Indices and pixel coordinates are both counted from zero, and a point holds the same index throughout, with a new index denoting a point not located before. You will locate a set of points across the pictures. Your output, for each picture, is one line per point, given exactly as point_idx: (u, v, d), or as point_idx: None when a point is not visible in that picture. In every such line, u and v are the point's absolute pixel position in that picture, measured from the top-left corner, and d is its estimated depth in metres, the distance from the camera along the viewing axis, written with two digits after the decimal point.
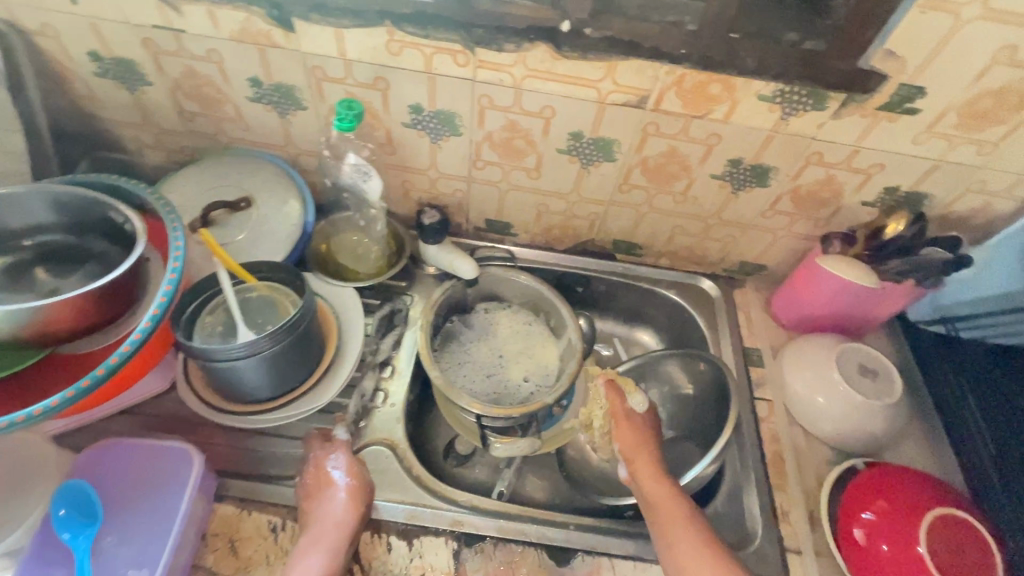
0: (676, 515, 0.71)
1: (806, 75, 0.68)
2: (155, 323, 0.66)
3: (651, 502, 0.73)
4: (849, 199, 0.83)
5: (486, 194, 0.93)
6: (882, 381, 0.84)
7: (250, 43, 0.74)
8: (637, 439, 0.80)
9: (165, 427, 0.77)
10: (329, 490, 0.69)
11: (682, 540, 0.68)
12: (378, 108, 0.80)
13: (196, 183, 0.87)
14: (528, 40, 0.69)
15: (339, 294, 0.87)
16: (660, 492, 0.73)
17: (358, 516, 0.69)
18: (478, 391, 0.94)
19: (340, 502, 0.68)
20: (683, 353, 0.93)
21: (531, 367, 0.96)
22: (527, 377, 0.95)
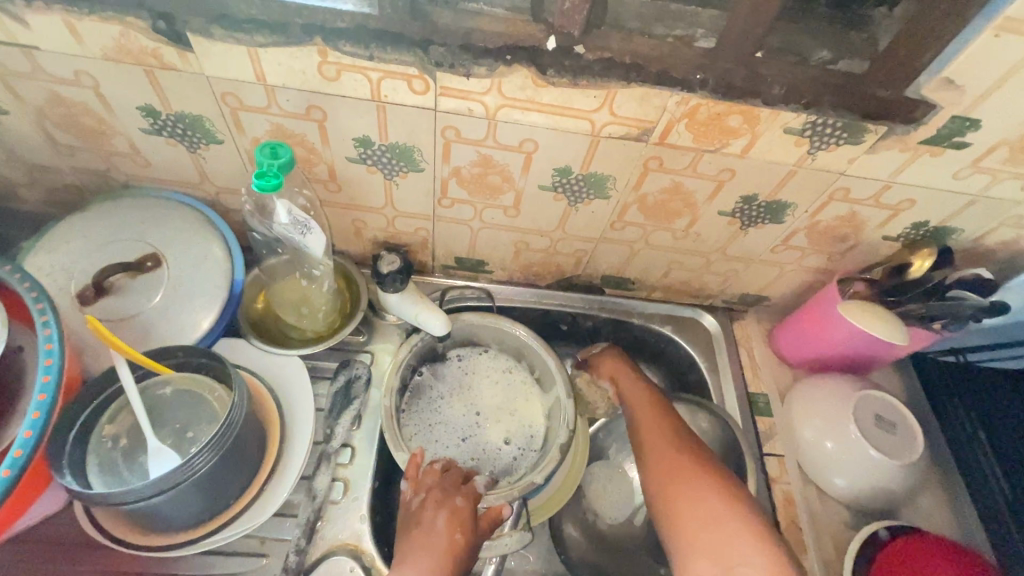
0: (647, 408, 0.75)
1: (843, 105, 0.56)
2: (16, 470, 0.48)
3: (641, 427, 0.73)
4: (871, 234, 0.73)
5: (455, 232, 0.78)
6: (901, 435, 0.76)
7: (132, 63, 0.55)
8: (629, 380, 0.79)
9: (67, 556, 0.62)
10: (436, 515, 0.65)
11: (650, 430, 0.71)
12: (314, 141, 0.63)
13: (84, 236, 0.68)
14: (503, 62, 0.54)
15: (282, 366, 0.73)
16: (640, 398, 0.77)
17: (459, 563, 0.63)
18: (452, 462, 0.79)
19: (445, 538, 0.64)
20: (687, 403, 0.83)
21: (515, 428, 0.81)
22: (509, 439, 0.81)
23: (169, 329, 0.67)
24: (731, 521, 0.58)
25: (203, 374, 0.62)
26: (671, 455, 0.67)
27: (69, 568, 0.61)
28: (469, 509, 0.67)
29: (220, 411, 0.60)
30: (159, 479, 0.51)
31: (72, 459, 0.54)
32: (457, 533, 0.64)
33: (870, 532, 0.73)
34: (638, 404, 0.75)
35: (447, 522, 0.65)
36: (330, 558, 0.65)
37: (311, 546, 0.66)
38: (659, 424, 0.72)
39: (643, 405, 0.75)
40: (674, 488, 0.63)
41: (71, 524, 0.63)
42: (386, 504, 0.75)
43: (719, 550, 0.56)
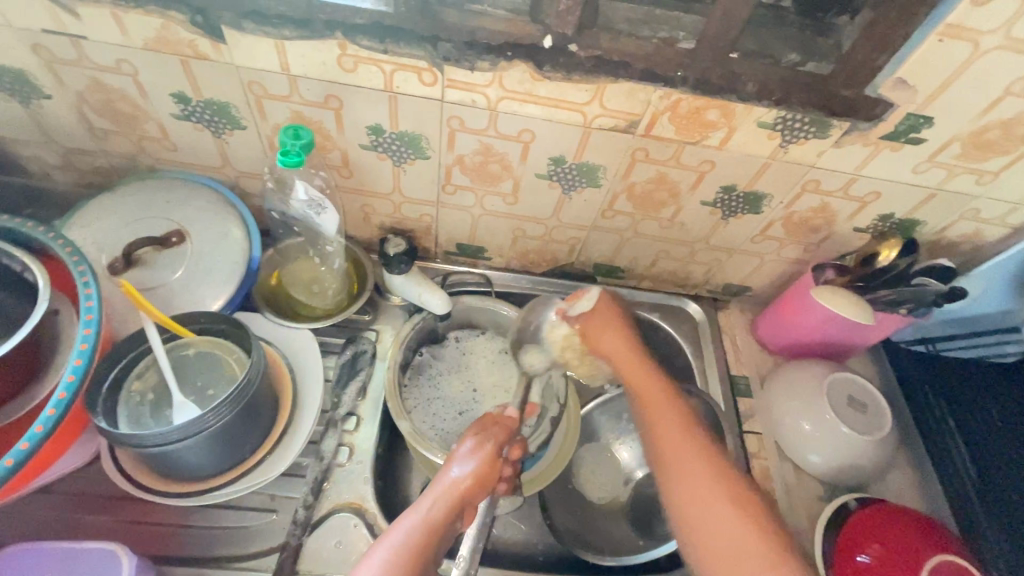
0: (656, 395, 0.72)
1: (810, 102, 0.62)
2: (60, 410, 0.54)
3: (644, 401, 0.72)
4: (842, 225, 0.79)
5: (457, 218, 0.84)
6: (871, 413, 0.81)
7: (169, 53, 0.61)
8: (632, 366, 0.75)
9: (91, 508, 0.66)
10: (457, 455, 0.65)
11: (672, 433, 0.68)
12: (330, 129, 0.69)
13: (115, 213, 0.74)
14: (504, 58, 0.60)
15: (293, 338, 0.78)
16: (638, 373, 0.75)
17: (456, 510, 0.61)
18: (449, 432, 0.83)
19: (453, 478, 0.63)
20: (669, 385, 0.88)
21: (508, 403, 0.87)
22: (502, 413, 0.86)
23: (191, 299, 0.72)
24: (739, 516, 0.61)
25: (223, 338, 0.67)
26: (680, 445, 0.67)
27: (92, 517, 0.66)
28: (489, 454, 0.65)
29: (239, 371, 0.65)
30: (185, 426, 0.56)
31: (106, 407, 0.60)
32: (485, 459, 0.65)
33: (841, 503, 0.77)
34: (639, 381, 0.74)
35: (466, 460, 0.64)
36: (335, 516, 0.70)
37: (318, 503, 0.70)
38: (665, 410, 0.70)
39: (647, 380, 0.73)
40: (681, 470, 0.65)
41: (97, 477, 0.68)
42: (387, 470, 0.79)
43: (722, 543, 0.60)
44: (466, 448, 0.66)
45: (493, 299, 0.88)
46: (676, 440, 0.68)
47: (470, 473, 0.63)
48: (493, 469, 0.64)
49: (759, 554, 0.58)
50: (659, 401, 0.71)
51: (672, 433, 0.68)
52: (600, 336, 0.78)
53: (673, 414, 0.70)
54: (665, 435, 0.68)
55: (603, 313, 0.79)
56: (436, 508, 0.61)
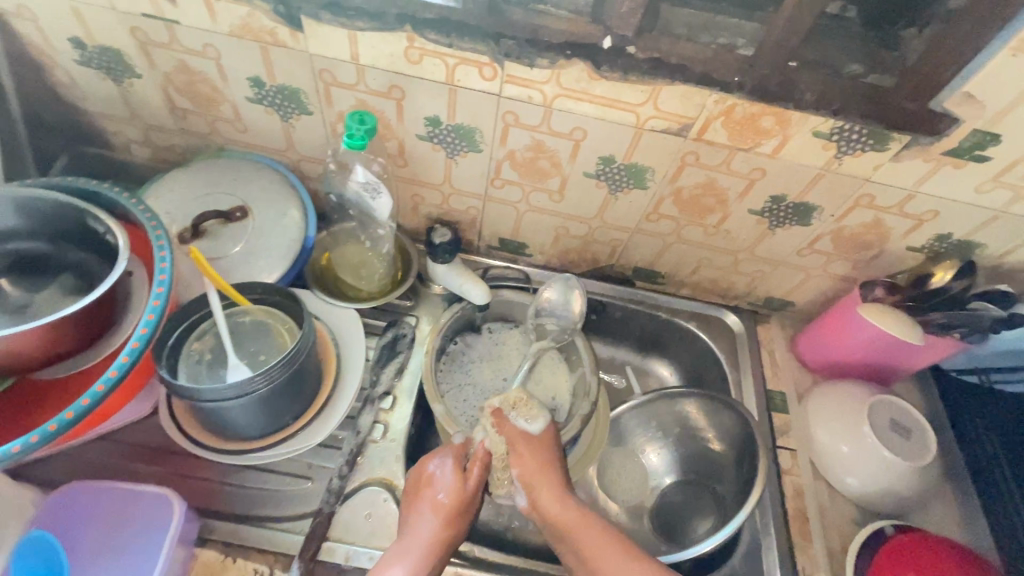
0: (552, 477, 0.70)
1: (869, 113, 0.61)
2: (133, 358, 0.59)
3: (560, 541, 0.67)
4: (895, 243, 0.77)
5: (502, 213, 0.86)
6: (914, 440, 0.78)
7: (251, 40, 0.66)
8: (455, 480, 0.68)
9: (144, 458, 0.71)
10: (420, 504, 0.66)
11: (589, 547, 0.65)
12: (390, 118, 0.73)
13: (186, 187, 0.79)
14: (564, 56, 0.62)
15: (339, 316, 0.81)
16: (565, 516, 0.67)
17: (449, 538, 0.65)
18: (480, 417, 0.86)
19: (429, 519, 0.65)
20: (703, 395, 0.87)
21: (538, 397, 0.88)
22: None
23: (248, 272, 0.76)
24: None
25: (276, 309, 0.71)
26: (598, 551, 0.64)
27: (145, 466, 0.70)
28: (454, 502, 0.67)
29: (288, 342, 0.69)
30: (240, 384, 0.60)
31: (169, 362, 0.64)
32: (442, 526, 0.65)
33: (876, 528, 0.75)
34: (534, 478, 0.70)
35: (437, 507, 0.66)
36: (368, 489, 0.73)
37: (351, 475, 0.73)
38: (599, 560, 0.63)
39: (541, 469, 0.70)
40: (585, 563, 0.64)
41: (151, 430, 0.73)
42: (417, 452, 0.81)
43: None
44: (440, 494, 0.67)
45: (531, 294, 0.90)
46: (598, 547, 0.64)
47: (443, 521, 0.65)
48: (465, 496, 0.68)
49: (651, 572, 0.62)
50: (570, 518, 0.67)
51: (593, 538, 0.65)
52: (536, 481, 0.70)
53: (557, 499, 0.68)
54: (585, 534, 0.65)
55: (524, 450, 0.71)
56: (430, 535, 0.64)
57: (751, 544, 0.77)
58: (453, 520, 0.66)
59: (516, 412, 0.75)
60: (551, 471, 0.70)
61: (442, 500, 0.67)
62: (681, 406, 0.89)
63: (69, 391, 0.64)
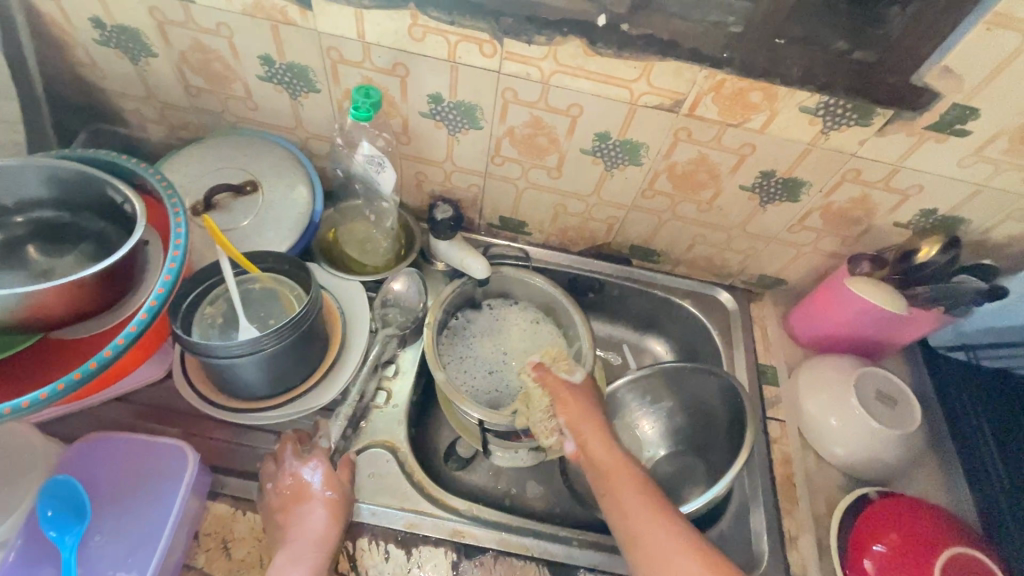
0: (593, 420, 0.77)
1: (854, 88, 0.64)
2: (152, 314, 0.63)
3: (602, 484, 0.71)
4: (882, 219, 0.79)
5: (502, 190, 0.89)
6: (900, 408, 0.81)
7: (263, 19, 0.69)
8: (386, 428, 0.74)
9: (159, 418, 0.74)
10: (308, 504, 0.65)
11: (627, 494, 0.68)
12: (395, 95, 0.76)
13: (199, 162, 0.83)
14: (561, 33, 0.65)
15: (344, 287, 0.84)
16: (609, 458, 0.72)
17: (339, 528, 0.66)
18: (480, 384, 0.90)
19: (320, 516, 0.65)
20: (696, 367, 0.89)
21: None
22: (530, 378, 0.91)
23: (258, 243, 0.80)
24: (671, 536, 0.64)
25: (285, 276, 0.74)
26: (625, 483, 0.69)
27: (160, 425, 0.74)
28: (343, 496, 0.68)
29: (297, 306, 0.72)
30: (251, 342, 0.63)
31: (184, 322, 0.68)
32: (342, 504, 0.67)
33: (861, 493, 0.78)
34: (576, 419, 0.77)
35: (326, 505, 0.66)
36: (372, 449, 0.76)
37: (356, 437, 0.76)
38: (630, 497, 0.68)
39: (583, 415, 0.77)
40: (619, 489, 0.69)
41: (165, 392, 0.76)
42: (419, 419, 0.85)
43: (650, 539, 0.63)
44: (325, 490, 0.67)
45: (530, 271, 0.93)
46: (620, 475, 0.70)
47: (330, 518, 0.65)
48: (344, 485, 0.68)
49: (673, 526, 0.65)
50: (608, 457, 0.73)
51: (625, 480, 0.70)
52: (578, 421, 0.76)
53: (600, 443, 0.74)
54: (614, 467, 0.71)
55: (568, 399, 0.78)
56: (326, 531, 0.64)
57: (740, 508, 0.80)
58: (341, 509, 0.67)
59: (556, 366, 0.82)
60: (593, 417, 0.77)
61: (330, 495, 0.67)
62: (675, 378, 0.91)
63: (90, 349, 0.68)
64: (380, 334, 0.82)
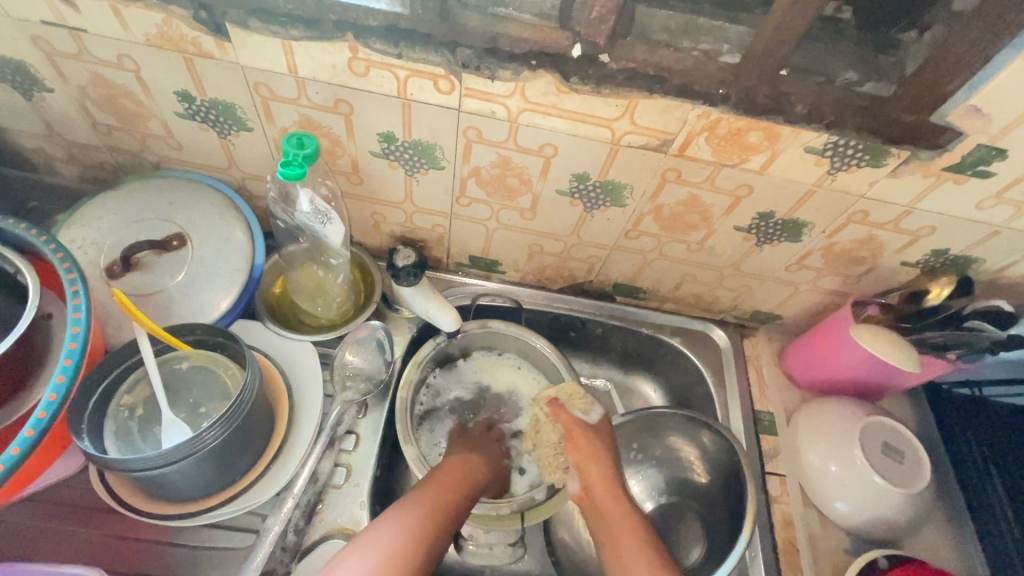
0: (603, 455, 0.74)
1: (865, 127, 0.56)
2: (39, 430, 0.51)
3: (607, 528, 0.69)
4: (889, 258, 0.72)
5: (470, 231, 0.79)
6: (907, 464, 0.74)
7: (172, 50, 0.58)
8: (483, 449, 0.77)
9: (79, 519, 0.65)
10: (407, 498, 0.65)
11: (628, 549, 0.66)
12: (340, 134, 0.65)
13: (115, 212, 0.71)
14: (528, 67, 0.55)
15: (292, 349, 0.75)
16: (611, 503, 0.71)
17: (427, 526, 0.63)
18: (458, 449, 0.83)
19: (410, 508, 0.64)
20: (688, 419, 0.82)
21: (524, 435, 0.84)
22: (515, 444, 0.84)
23: (187, 308, 0.69)
24: None
25: (218, 352, 0.64)
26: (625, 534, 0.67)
27: (81, 528, 0.64)
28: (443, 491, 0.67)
29: (233, 388, 0.63)
30: (171, 451, 0.53)
31: (91, 425, 0.57)
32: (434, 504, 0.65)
33: (869, 560, 0.71)
34: (583, 462, 0.74)
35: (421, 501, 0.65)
36: (332, 542, 0.67)
37: (310, 527, 0.68)
38: (629, 543, 0.66)
39: (590, 460, 0.73)
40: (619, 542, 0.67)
41: (83, 488, 0.66)
42: (385, 494, 0.76)
43: None
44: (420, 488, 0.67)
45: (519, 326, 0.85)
46: (626, 532, 0.68)
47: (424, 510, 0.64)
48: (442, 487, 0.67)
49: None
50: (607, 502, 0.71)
51: (629, 533, 0.67)
52: (586, 465, 0.73)
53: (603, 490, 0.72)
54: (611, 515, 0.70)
55: (580, 441, 0.75)
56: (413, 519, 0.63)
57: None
58: (434, 510, 0.65)
59: (571, 403, 0.78)
60: (606, 467, 0.73)
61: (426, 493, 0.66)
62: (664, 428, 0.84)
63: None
64: (338, 398, 0.73)
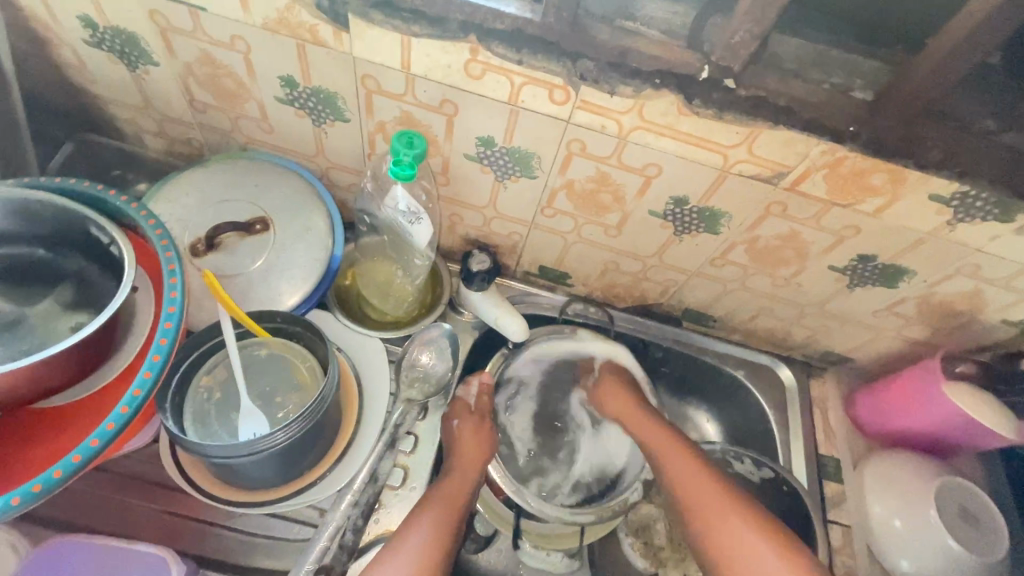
0: (666, 442, 0.73)
1: (999, 180, 0.53)
2: (133, 408, 0.51)
3: (680, 485, 0.68)
4: (989, 314, 0.69)
5: (547, 241, 0.77)
6: (986, 529, 0.71)
7: (287, 35, 0.57)
8: (470, 468, 0.70)
9: (146, 494, 0.65)
10: (418, 512, 0.63)
11: (718, 518, 0.64)
12: (438, 134, 0.64)
13: (201, 191, 0.71)
14: (651, 85, 0.53)
15: (361, 344, 0.74)
16: (683, 472, 0.69)
17: (448, 530, 0.62)
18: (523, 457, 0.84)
19: (424, 524, 0.62)
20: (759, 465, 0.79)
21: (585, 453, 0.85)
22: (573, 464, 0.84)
23: (265, 293, 0.68)
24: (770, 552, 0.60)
25: (295, 341, 0.64)
26: (714, 500, 0.65)
27: (144, 503, 0.65)
28: (462, 508, 0.65)
29: (309, 382, 0.62)
30: (252, 441, 0.53)
31: (173, 405, 0.57)
32: (439, 530, 0.62)
33: None
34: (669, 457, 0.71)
35: (433, 511, 0.63)
36: (376, 546, 0.66)
37: (367, 527, 0.67)
38: (734, 518, 0.63)
39: (680, 457, 0.70)
40: (711, 520, 0.64)
41: (151, 462, 0.66)
42: None
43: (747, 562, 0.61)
44: (431, 498, 0.65)
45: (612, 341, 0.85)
46: (704, 484, 0.67)
47: (438, 519, 0.63)
48: (455, 495, 0.66)
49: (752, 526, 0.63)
50: (693, 480, 0.68)
51: (693, 477, 0.68)
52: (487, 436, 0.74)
53: (686, 465, 0.69)
54: (704, 504, 0.66)
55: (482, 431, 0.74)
56: (432, 527, 0.62)
57: None
58: (450, 511, 0.64)
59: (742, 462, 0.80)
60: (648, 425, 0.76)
61: (435, 500, 0.64)
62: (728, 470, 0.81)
63: (50, 431, 0.55)
64: (402, 395, 0.71)
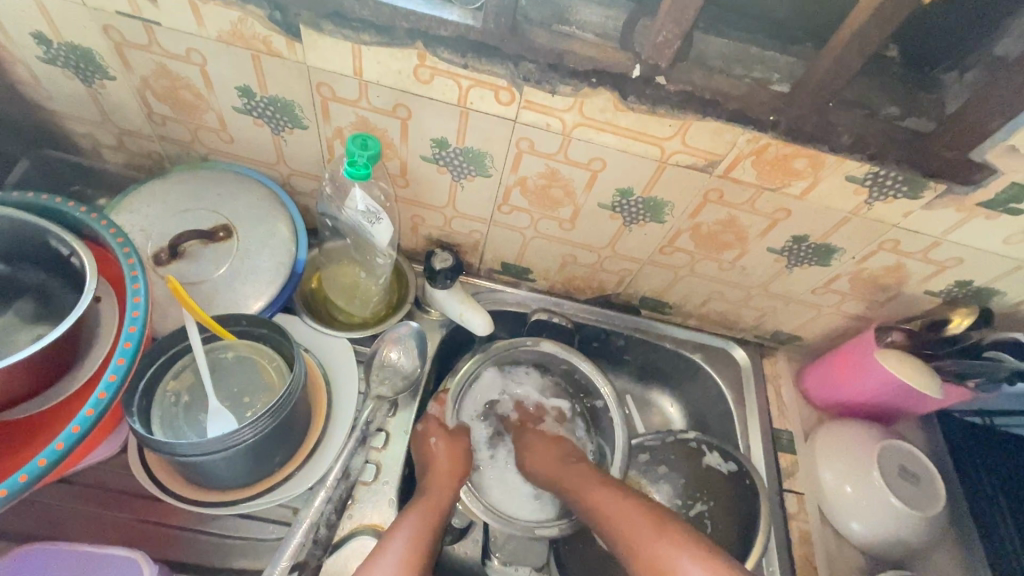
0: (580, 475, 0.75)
1: (905, 160, 0.58)
2: (98, 411, 0.52)
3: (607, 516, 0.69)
4: (913, 287, 0.75)
5: (507, 237, 0.81)
6: (924, 486, 0.76)
7: (241, 47, 0.59)
8: (445, 486, 0.71)
9: (117, 503, 0.65)
10: (399, 517, 0.65)
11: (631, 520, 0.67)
12: (394, 137, 0.67)
13: (163, 201, 0.72)
14: (588, 84, 0.57)
15: (329, 345, 0.76)
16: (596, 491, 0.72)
17: (428, 529, 0.64)
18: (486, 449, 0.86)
19: (406, 523, 0.64)
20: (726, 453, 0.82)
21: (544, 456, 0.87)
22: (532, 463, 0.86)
23: (230, 299, 0.70)
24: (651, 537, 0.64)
25: (262, 343, 0.65)
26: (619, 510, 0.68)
27: (116, 512, 0.65)
28: (440, 513, 0.67)
29: (277, 382, 0.64)
30: (219, 437, 0.54)
31: (140, 408, 0.58)
32: (421, 530, 0.64)
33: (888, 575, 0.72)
34: (586, 488, 0.73)
35: (414, 512, 0.66)
36: (355, 538, 0.68)
37: (341, 522, 0.68)
38: (630, 509, 0.68)
39: (585, 484, 0.73)
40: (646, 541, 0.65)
41: (121, 471, 0.67)
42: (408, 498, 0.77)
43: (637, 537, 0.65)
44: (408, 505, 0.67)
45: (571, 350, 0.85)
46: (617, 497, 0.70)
47: (420, 518, 0.65)
48: (435, 497, 0.69)
49: (654, 529, 0.65)
50: (617, 505, 0.69)
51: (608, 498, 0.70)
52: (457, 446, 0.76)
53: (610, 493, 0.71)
54: (616, 517, 0.68)
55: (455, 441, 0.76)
56: (413, 524, 0.64)
57: None
58: (429, 513, 0.66)
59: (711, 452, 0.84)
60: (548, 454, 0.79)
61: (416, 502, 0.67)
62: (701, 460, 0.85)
63: (13, 443, 0.55)
64: (371, 392, 0.73)
